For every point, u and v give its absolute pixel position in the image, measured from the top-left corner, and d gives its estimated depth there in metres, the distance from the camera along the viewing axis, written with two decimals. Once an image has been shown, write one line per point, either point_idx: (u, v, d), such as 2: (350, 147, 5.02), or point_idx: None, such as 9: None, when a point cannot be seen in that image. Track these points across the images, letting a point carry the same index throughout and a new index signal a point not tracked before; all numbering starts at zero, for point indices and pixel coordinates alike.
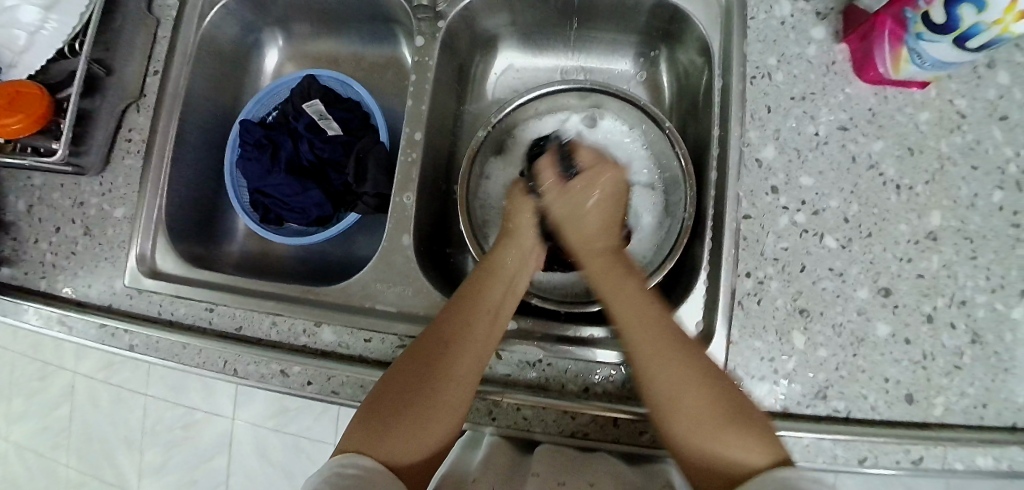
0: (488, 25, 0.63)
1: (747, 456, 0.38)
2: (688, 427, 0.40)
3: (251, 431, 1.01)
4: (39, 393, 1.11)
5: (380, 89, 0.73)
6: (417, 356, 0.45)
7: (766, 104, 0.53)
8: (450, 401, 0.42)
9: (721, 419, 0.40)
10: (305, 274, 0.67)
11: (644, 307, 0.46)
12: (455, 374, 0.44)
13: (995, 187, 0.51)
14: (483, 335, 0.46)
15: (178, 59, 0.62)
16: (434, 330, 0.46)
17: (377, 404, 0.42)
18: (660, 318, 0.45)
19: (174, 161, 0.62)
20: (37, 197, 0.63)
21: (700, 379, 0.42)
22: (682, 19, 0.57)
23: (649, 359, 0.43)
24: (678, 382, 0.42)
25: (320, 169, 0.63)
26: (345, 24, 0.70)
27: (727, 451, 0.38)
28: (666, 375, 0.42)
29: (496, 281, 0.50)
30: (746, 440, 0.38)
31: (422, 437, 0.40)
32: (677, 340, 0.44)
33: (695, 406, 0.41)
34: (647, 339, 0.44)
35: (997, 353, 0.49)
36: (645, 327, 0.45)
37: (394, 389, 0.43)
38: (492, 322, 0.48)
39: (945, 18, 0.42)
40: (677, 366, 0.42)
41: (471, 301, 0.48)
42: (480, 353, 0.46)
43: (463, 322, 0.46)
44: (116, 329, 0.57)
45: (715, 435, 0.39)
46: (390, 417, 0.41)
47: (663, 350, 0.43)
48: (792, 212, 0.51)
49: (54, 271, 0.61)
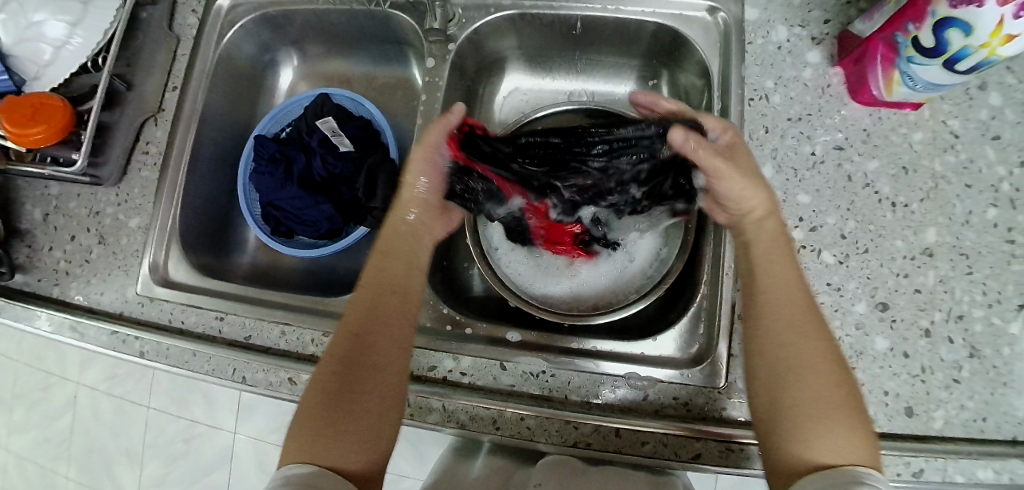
0: (495, 47, 0.66)
1: (839, 455, 0.36)
2: (791, 419, 0.39)
3: (253, 444, 1.01)
4: (41, 404, 1.11)
5: (389, 106, 0.75)
6: (338, 357, 0.44)
7: (764, 124, 0.54)
8: (380, 393, 0.43)
9: (828, 418, 0.38)
10: (313, 285, 0.68)
11: (795, 288, 0.43)
12: (374, 364, 0.44)
13: (989, 204, 0.52)
14: (392, 317, 0.47)
15: (197, 77, 0.64)
16: (351, 317, 0.46)
17: (309, 414, 0.41)
18: (806, 303, 0.43)
19: (189, 173, 0.64)
20: (54, 207, 0.65)
21: (832, 372, 0.40)
22: (682, 43, 0.60)
23: (789, 335, 0.41)
24: (800, 371, 0.40)
25: (332, 185, 0.65)
26: (357, 44, 0.73)
27: (815, 448, 0.37)
28: (800, 359, 0.40)
29: (393, 259, 0.50)
30: (850, 440, 0.37)
31: (365, 437, 0.41)
32: (813, 328, 0.41)
33: (823, 390, 0.39)
34: (790, 325, 0.42)
35: (995, 367, 0.50)
36: (794, 315, 0.42)
37: (321, 394, 0.42)
38: (399, 303, 0.48)
39: (933, 42, 0.44)
40: (814, 360, 0.40)
41: (378, 282, 0.48)
42: (398, 337, 0.46)
43: (371, 306, 0.46)
44: (127, 336, 0.58)
45: (816, 428, 0.38)
46: (324, 424, 0.40)
47: (817, 338, 0.41)
48: (790, 228, 0.52)
49: (68, 279, 0.63)
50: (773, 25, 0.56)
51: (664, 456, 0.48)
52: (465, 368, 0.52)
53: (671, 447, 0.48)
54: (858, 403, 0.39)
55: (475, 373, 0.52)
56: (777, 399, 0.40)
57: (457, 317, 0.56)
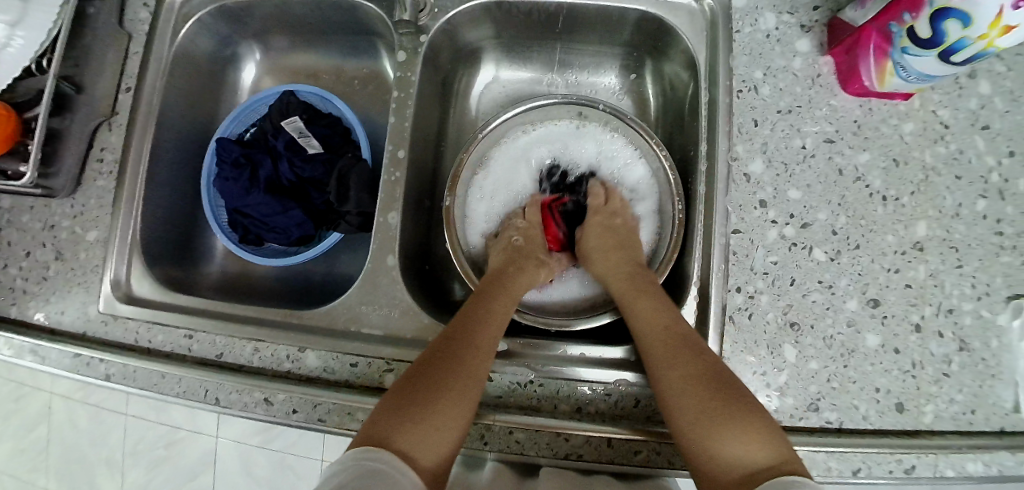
0: (471, 38, 0.62)
1: (751, 456, 0.39)
2: (691, 429, 0.41)
3: (236, 450, 0.99)
4: (13, 417, 1.07)
5: (362, 101, 0.71)
6: (433, 353, 0.45)
7: (753, 117, 0.52)
8: (472, 390, 0.43)
9: (723, 416, 0.41)
10: (287, 294, 0.65)
11: (658, 315, 0.48)
12: (470, 373, 0.44)
13: (979, 196, 0.51)
14: (494, 331, 0.48)
15: (151, 76, 0.60)
16: (445, 331, 0.47)
17: (395, 399, 0.42)
18: (668, 324, 0.47)
19: (148, 180, 0.60)
20: (4, 220, 0.60)
21: (705, 381, 0.43)
22: (667, 32, 0.57)
23: (650, 353, 0.46)
24: (677, 384, 0.43)
25: (301, 188, 0.61)
26: (324, 36, 0.68)
27: (727, 452, 0.39)
28: (668, 379, 0.44)
29: (490, 288, 0.52)
30: (760, 444, 0.39)
31: (442, 432, 0.40)
32: (675, 348, 0.45)
33: (685, 394, 0.43)
34: (658, 342, 0.46)
35: (984, 360, 0.50)
36: (653, 341, 0.46)
37: (413, 385, 0.43)
38: (500, 323, 0.49)
39: (930, 33, 0.42)
40: (681, 366, 0.44)
41: (479, 303, 0.50)
42: (490, 346, 0.47)
43: (471, 321, 0.47)
44: (91, 358, 0.55)
45: (709, 439, 0.40)
46: (413, 412, 0.41)
47: (677, 353, 0.44)
48: (781, 225, 0.51)
49: (24, 297, 0.59)
50: (761, 12, 0.54)
51: (656, 465, 0.47)
52: None
53: (663, 455, 0.47)
54: (752, 411, 0.41)
55: None
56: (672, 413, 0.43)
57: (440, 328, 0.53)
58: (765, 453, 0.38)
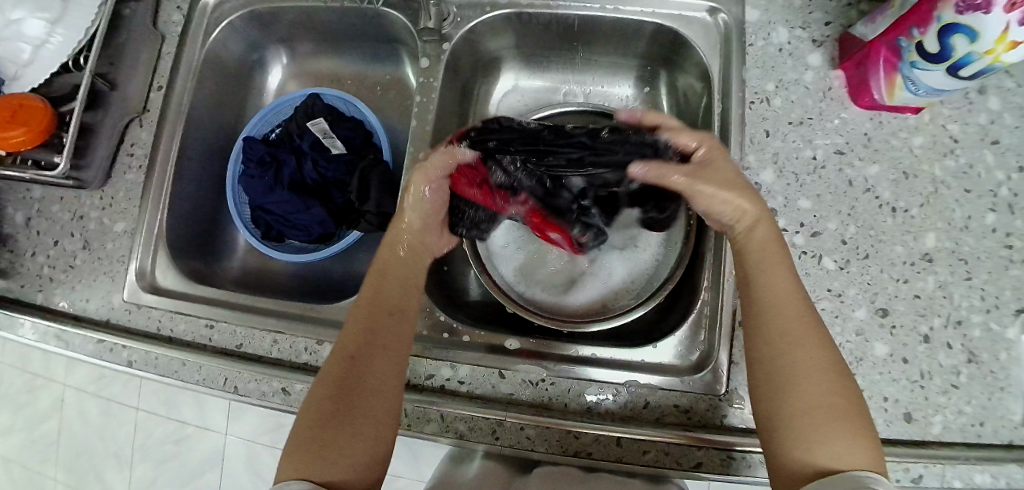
0: (491, 46, 0.64)
1: (842, 459, 0.36)
2: (793, 419, 0.38)
3: (244, 446, 1.00)
4: (27, 407, 1.08)
5: (382, 105, 0.73)
6: (331, 375, 0.43)
7: (764, 128, 0.54)
8: (380, 402, 0.42)
9: (836, 418, 0.38)
10: (305, 290, 0.67)
11: (792, 295, 0.42)
12: (376, 383, 0.43)
13: (988, 209, 0.52)
14: (395, 332, 0.46)
15: (183, 76, 0.62)
16: (343, 343, 0.45)
17: (301, 434, 0.41)
18: (799, 301, 0.42)
19: (176, 175, 0.62)
20: (36, 211, 0.62)
21: (832, 371, 0.39)
22: (681, 44, 0.59)
23: (784, 324, 0.41)
24: (800, 369, 0.39)
25: (324, 188, 0.63)
26: (349, 42, 0.71)
27: (825, 451, 0.37)
28: (786, 358, 0.40)
29: (390, 279, 0.49)
30: (867, 450, 0.37)
31: (358, 451, 0.41)
32: (815, 329, 0.41)
33: (810, 381, 0.39)
34: (777, 316, 0.42)
35: (992, 372, 0.50)
36: (778, 312, 0.42)
37: (312, 416, 0.42)
38: (396, 321, 0.47)
39: (938, 47, 0.43)
40: (807, 352, 0.40)
41: (376, 305, 0.47)
42: (387, 350, 0.45)
43: (365, 330, 0.45)
44: (114, 345, 0.57)
45: (811, 433, 0.38)
46: (321, 442, 0.40)
47: (804, 338, 0.40)
48: (791, 233, 0.52)
49: (51, 285, 0.61)
50: (774, 27, 0.55)
51: (665, 465, 0.48)
52: (463, 377, 0.51)
53: (672, 456, 0.48)
54: (859, 416, 0.38)
55: (473, 382, 0.51)
56: (784, 390, 0.39)
57: (455, 325, 0.54)
58: (866, 461, 0.36)
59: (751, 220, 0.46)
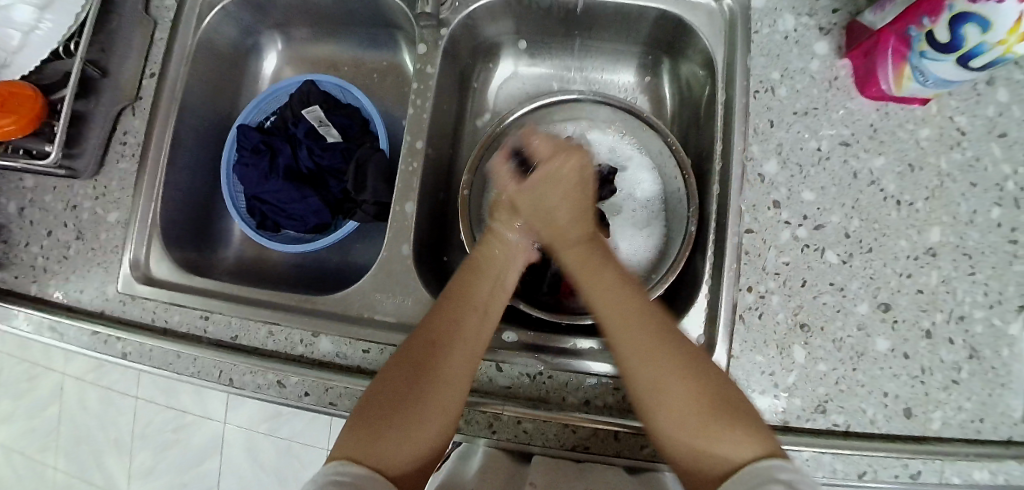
0: (490, 32, 0.63)
1: (744, 451, 0.37)
2: (671, 424, 0.40)
3: (243, 434, 1.00)
4: (26, 395, 1.08)
5: (379, 93, 0.72)
6: (405, 360, 0.44)
7: (769, 118, 0.53)
8: (448, 393, 0.42)
9: (712, 416, 0.39)
10: (301, 280, 0.66)
11: (619, 298, 0.46)
12: (448, 375, 0.43)
13: (994, 203, 0.51)
14: (474, 327, 0.47)
15: (175, 62, 0.61)
16: (422, 333, 0.45)
17: (364, 413, 0.41)
18: (639, 309, 0.45)
19: (170, 163, 0.61)
20: (28, 200, 0.61)
21: (677, 375, 0.41)
22: (685, 31, 0.57)
23: (622, 328, 0.44)
24: (655, 377, 0.41)
25: (320, 177, 0.62)
26: (345, 27, 0.69)
27: (716, 448, 0.38)
28: (642, 372, 0.42)
29: (482, 277, 0.50)
30: (743, 435, 0.38)
31: (415, 438, 0.40)
32: (656, 333, 0.44)
33: (668, 384, 0.41)
34: (624, 333, 0.44)
35: (993, 368, 0.50)
36: (625, 323, 0.44)
37: (382, 396, 0.42)
38: (480, 320, 0.47)
39: (948, 37, 0.42)
40: (666, 359, 0.42)
41: (460, 300, 0.48)
42: (468, 344, 0.45)
43: (450, 321, 0.46)
44: (109, 336, 0.56)
45: (693, 434, 0.39)
46: (380, 423, 0.40)
47: (651, 347, 0.42)
48: (794, 227, 0.51)
49: (45, 275, 0.60)
50: (780, 14, 0.54)
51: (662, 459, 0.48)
52: None
53: None
54: (733, 407, 0.40)
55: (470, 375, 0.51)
56: (658, 396, 0.41)
57: None
58: (756, 447, 0.37)
59: (585, 244, 0.52)
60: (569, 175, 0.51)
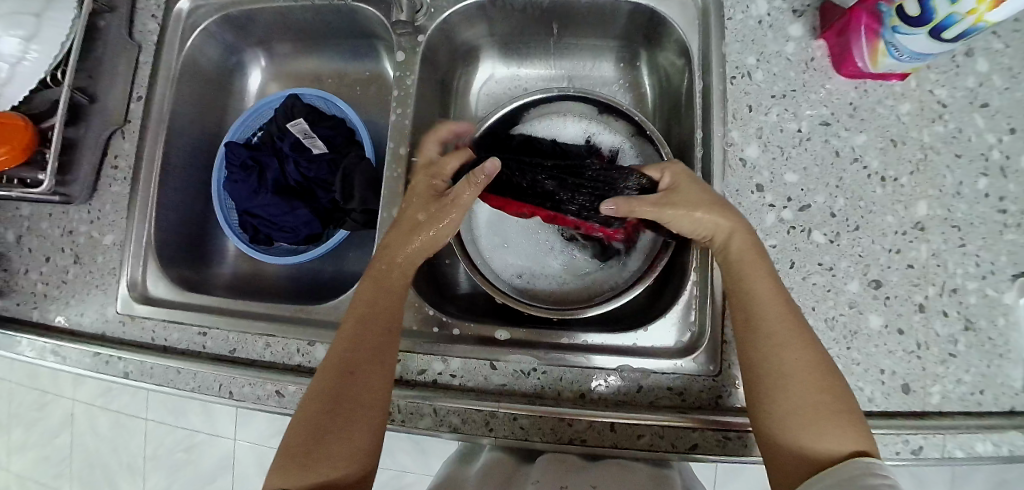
0: (468, 36, 0.64)
1: (843, 452, 0.38)
2: (787, 416, 0.40)
3: (254, 450, 1.01)
4: (39, 423, 1.10)
5: (364, 102, 0.73)
6: (322, 389, 0.44)
7: (747, 103, 0.53)
8: (367, 409, 0.43)
9: (818, 417, 0.39)
10: (297, 292, 0.67)
11: (777, 297, 0.43)
12: (362, 399, 0.43)
13: (980, 174, 0.51)
14: (382, 343, 0.46)
15: (161, 84, 0.62)
16: (334, 354, 0.45)
17: (290, 446, 0.42)
18: (788, 309, 0.43)
19: (161, 184, 0.62)
20: (26, 228, 0.63)
21: (816, 379, 0.40)
22: (660, 22, 0.58)
23: (761, 322, 0.43)
24: (787, 370, 0.41)
25: (308, 188, 0.63)
26: (326, 40, 0.70)
27: (817, 443, 0.38)
28: (786, 366, 0.41)
29: (384, 290, 0.49)
30: (847, 433, 0.38)
31: (349, 457, 0.42)
32: (799, 337, 0.42)
33: (798, 376, 0.40)
34: (784, 330, 0.42)
35: (990, 339, 0.49)
36: (778, 335, 0.42)
37: (304, 430, 0.42)
38: (384, 332, 0.47)
39: (918, 10, 0.43)
40: (807, 358, 0.41)
41: (361, 318, 0.47)
42: (380, 356, 0.45)
43: (353, 343, 0.45)
44: (110, 357, 0.57)
45: (803, 434, 0.39)
46: (309, 455, 0.41)
47: (784, 343, 0.41)
48: (779, 209, 0.51)
49: (46, 301, 0.61)
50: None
51: (660, 449, 0.47)
52: (455, 369, 0.52)
53: (666, 439, 0.47)
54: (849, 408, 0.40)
55: (465, 375, 0.51)
56: (772, 391, 0.41)
57: (444, 318, 0.54)
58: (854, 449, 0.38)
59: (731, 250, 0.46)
60: (700, 196, 0.48)
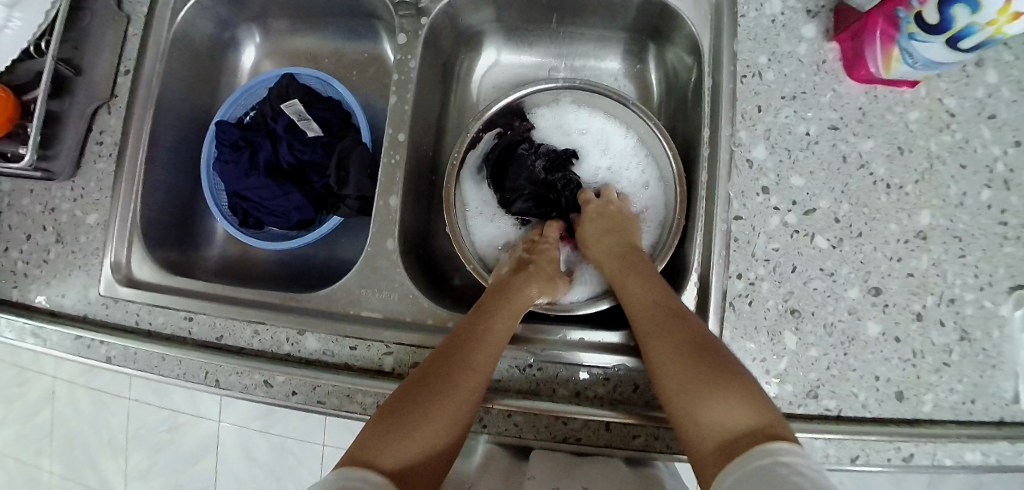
0: (473, 20, 0.62)
1: (730, 420, 0.36)
2: (676, 400, 0.40)
3: (237, 433, 1.00)
4: (17, 401, 1.07)
5: (362, 85, 0.71)
6: (433, 360, 0.43)
7: (757, 103, 0.52)
8: (465, 397, 0.41)
9: (710, 389, 0.38)
10: (288, 278, 0.65)
11: (644, 289, 0.47)
12: (467, 380, 0.42)
13: (983, 185, 0.51)
14: (493, 346, 0.45)
15: (151, 58, 0.60)
16: (448, 342, 0.45)
17: (385, 412, 0.39)
18: (660, 299, 0.46)
19: (147, 163, 0.60)
20: (5, 204, 0.60)
21: (687, 352, 0.41)
22: (671, 15, 0.56)
23: (643, 331, 0.45)
24: (667, 355, 0.42)
25: (301, 172, 0.62)
26: (325, 19, 0.68)
27: (710, 415, 0.37)
28: (659, 353, 0.42)
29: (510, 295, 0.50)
30: (743, 408, 0.37)
31: (427, 440, 0.38)
32: (662, 315, 0.44)
33: (671, 354, 0.42)
34: (642, 319, 0.45)
35: (984, 350, 0.49)
36: (643, 328, 0.44)
37: (399, 402, 0.40)
38: (504, 333, 0.46)
39: (937, 19, 0.42)
40: (676, 343, 0.42)
41: (483, 312, 0.47)
42: (492, 350, 0.44)
43: (473, 330, 0.45)
44: (92, 340, 0.55)
45: (696, 405, 0.38)
46: (398, 426, 0.38)
47: (657, 329, 0.43)
48: (783, 212, 0.50)
49: (26, 280, 0.59)
50: None
51: (654, 449, 0.47)
52: None
53: (662, 440, 0.47)
54: (739, 384, 0.38)
55: None
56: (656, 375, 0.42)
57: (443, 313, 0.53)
58: (750, 420, 0.36)
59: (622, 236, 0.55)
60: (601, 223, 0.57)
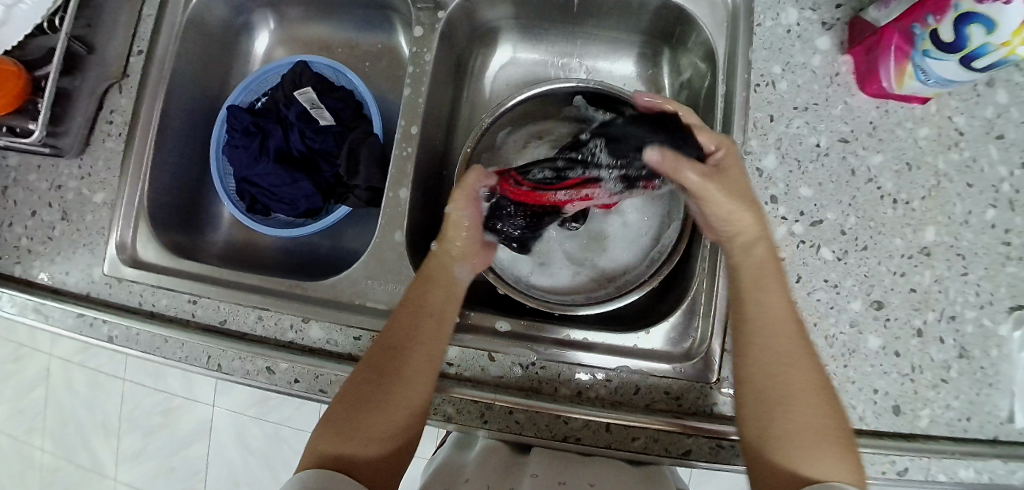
0: (488, 17, 0.62)
1: (831, 475, 0.38)
2: (783, 434, 0.40)
3: (231, 419, 1.00)
4: (12, 377, 1.07)
5: (374, 76, 0.71)
6: (377, 355, 0.44)
7: (769, 113, 0.52)
8: (414, 391, 0.43)
9: (818, 437, 0.39)
10: (292, 265, 0.65)
11: (780, 307, 0.43)
12: (414, 372, 0.43)
13: (989, 205, 0.51)
14: (433, 334, 0.46)
15: (165, 39, 0.59)
16: (384, 338, 0.45)
17: (336, 409, 0.42)
18: (792, 325, 0.43)
19: (157, 144, 0.60)
20: (12, 179, 0.60)
21: (812, 391, 0.41)
22: (687, 21, 0.57)
23: (761, 340, 0.43)
24: (783, 382, 0.41)
25: (311, 160, 0.62)
26: (341, 8, 0.68)
27: (810, 462, 0.38)
28: (785, 380, 0.41)
29: (436, 284, 0.49)
30: (843, 462, 0.38)
31: (380, 436, 0.41)
32: (795, 343, 0.42)
33: (792, 383, 0.41)
34: (770, 337, 0.43)
35: (982, 368, 0.50)
36: (780, 338, 0.42)
37: (347, 399, 0.42)
38: (438, 326, 0.46)
39: (952, 36, 0.42)
40: (805, 377, 0.41)
41: (415, 306, 0.47)
42: (432, 343, 0.45)
43: (406, 328, 0.45)
44: (95, 319, 0.55)
45: (800, 447, 0.39)
46: (345, 425, 0.41)
47: (795, 351, 0.42)
48: (790, 222, 0.51)
49: (30, 256, 0.59)
50: (783, 7, 0.53)
51: (653, 452, 0.47)
52: (453, 358, 0.51)
53: (660, 443, 0.47)
54: (842, 434, 0.40)
55: (463, 364, 0.50)
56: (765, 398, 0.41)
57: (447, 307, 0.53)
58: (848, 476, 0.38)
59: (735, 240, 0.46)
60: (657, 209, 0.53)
